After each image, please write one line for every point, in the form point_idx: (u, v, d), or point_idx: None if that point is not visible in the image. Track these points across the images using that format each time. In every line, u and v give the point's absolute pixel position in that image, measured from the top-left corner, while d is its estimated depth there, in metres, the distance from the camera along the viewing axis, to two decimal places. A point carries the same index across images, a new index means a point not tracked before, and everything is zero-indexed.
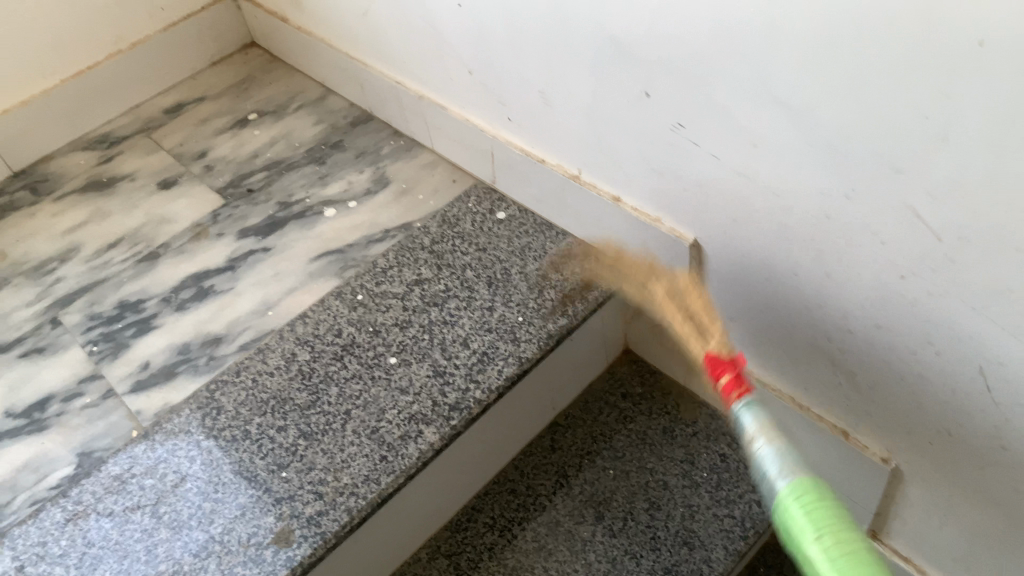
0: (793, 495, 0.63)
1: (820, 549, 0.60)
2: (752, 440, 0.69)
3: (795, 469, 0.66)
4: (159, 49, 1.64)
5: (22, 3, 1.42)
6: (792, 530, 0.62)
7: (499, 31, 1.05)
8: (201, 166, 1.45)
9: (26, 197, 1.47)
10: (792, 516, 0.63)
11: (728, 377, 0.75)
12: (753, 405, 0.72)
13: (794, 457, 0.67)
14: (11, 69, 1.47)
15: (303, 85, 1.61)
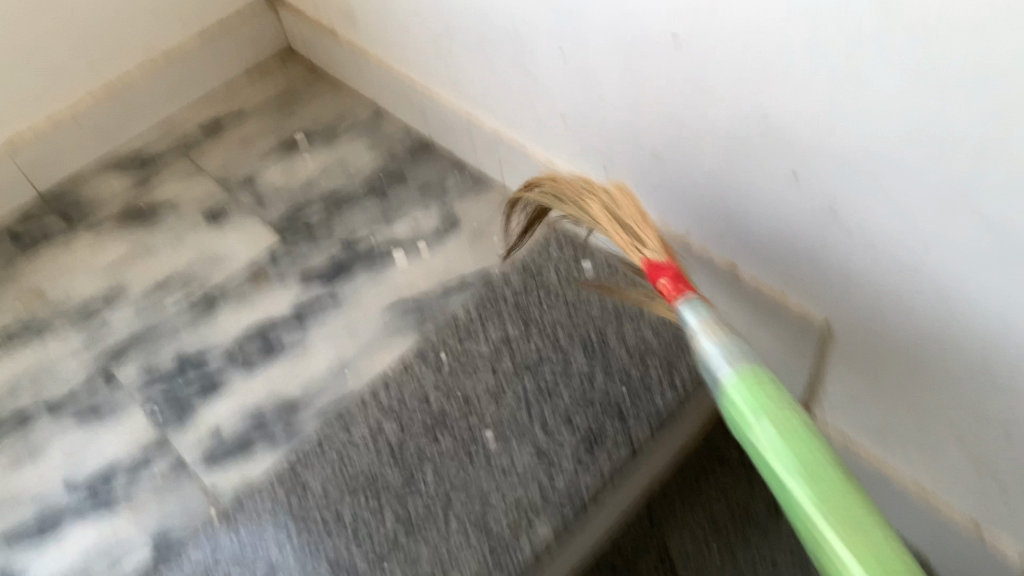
0: (741, 384, 0.61)
1: (765, 436, 0.59)
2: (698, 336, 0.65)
3: (742, 359, 0.62)
4: (193, 59, 1.53)
5: (51, 13, 1.31)
6: (736, 413, 0.61)
7: (607, 82, 0.95)
8: (251, 197, 1.36)
9: (58, 225, 1.36)
10: (733, 399, 0.62)
11: (670, 279, 0.70)
12: (698, 302, 0.67)
13: (744, 351, 0.63)
14: (38, 83, 1.36)
15: (351, 103, 1.52)
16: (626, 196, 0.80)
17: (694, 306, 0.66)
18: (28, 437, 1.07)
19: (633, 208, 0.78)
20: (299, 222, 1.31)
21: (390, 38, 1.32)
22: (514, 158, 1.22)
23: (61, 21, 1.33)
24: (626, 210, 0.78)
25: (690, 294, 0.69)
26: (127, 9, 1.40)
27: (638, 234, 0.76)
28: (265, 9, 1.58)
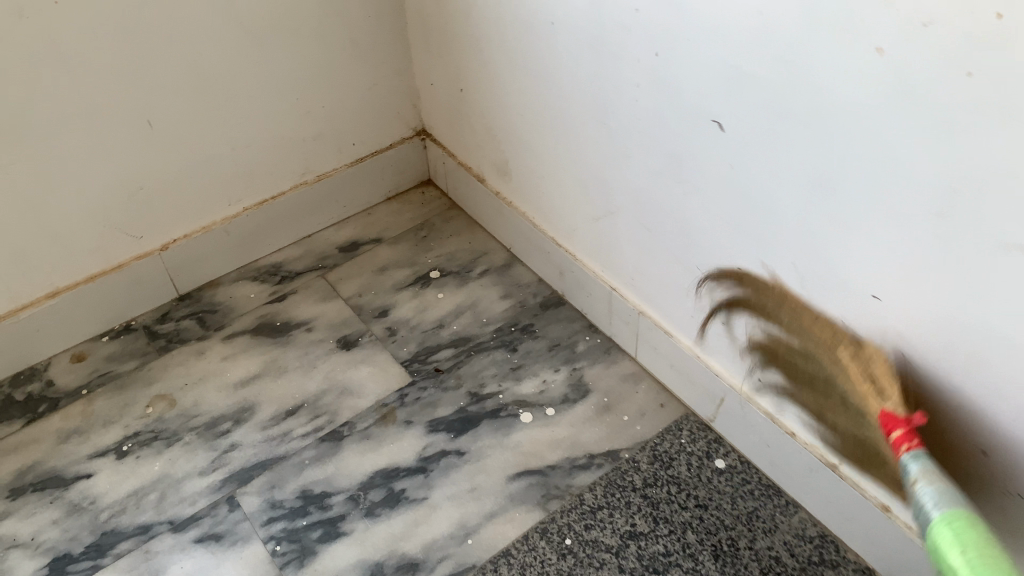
0: (946, 520, 0.71)
1: (964, 561, 0.67)
2: (915, 482, 0.76)
3: (955, 505, 0.72)
4: (342, 182, 1.56)
5: (228, 135, 1.34)
6: (939, 546, 0.70)
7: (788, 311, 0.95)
8: (383, 329, 1.39)
9: (193, 328, 1.38)
10: (943, 545, 0.69)
11: (901, 430, 0.79)
12: (922, 458, 0.77)
13: (956, 499, 0.73)
14: (200, 195, 1.37)
15: (485, 245, 1.55)
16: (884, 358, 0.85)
17: (920, 459, 0.77)
18: (149, 558, 1.07)
19: (889, 368, 0.84)
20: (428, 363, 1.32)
21: (546, 201, 1.36)
22: (656, 341, 1.22)
23: (236, 142, 1.36)
24: (880, 371, 0.84)
25: (918, 448, 0.78)
26: (294, 135, 1.43)
27: (882, 389, 0.83)
28: (416, 143, 1.64)
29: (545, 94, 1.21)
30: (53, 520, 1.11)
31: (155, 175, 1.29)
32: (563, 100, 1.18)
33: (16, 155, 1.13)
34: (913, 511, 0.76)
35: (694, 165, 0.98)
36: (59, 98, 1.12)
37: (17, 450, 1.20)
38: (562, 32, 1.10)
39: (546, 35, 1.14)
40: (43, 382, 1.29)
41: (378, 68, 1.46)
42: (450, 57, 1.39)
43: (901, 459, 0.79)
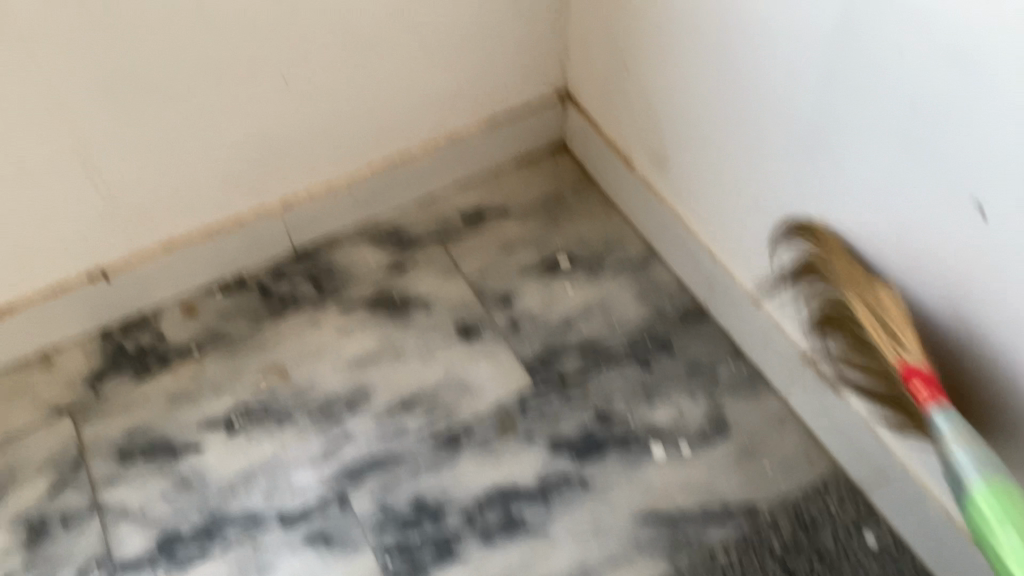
0: (988, 493, 0.72)
1: (1012, 543, 0.68)
2: (950, 443, 0.76)
3: (994, 472, 0.73)
4: (472, 146, 1.42)
5: (361, 93, 1.22)
6: (982, 519, 0.71)
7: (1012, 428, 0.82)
8: (507, 320, 1.29)
9: (308, 293, 1.30)
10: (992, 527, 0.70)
11: (922, 384, 0.79)
12: (953, 415, 0.77)
13: (994, 464, 0.74)
14: (324, 151, 1.26)
15: (620, 231, 1.40)
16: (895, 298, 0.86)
17: (950, 417, 0.77)
18: (258, 552, 1.04)
19: (902, 314, 0.84)
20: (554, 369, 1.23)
21: (704, 206, 1.21)
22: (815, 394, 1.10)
23: (370, 100, 1.24)
24: (890, 312, 0.84)
25: (944, 401, 0.78)
26: (428, 93, 1.29)
27: (899, 336, 0.82)
28: (556, 106, 1.45)
29: (734, 99, 1.03)
30: (163, 494, 1.08)
31: (281, 127, 1.19)
32: (758, 115, 1.00)
33: (146, 106, 1.05)
34: (943, 467, 0.78)
35: (927, 240, 0.82)
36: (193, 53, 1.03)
37: (126, 409, 1.16)
38: (776, 44, 0.91)
39: (754, 42, 0.94)
40: (153, 334, 1.24)
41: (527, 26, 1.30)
42: (614, 28, 1.22)
43: (926, 413, 0.78)
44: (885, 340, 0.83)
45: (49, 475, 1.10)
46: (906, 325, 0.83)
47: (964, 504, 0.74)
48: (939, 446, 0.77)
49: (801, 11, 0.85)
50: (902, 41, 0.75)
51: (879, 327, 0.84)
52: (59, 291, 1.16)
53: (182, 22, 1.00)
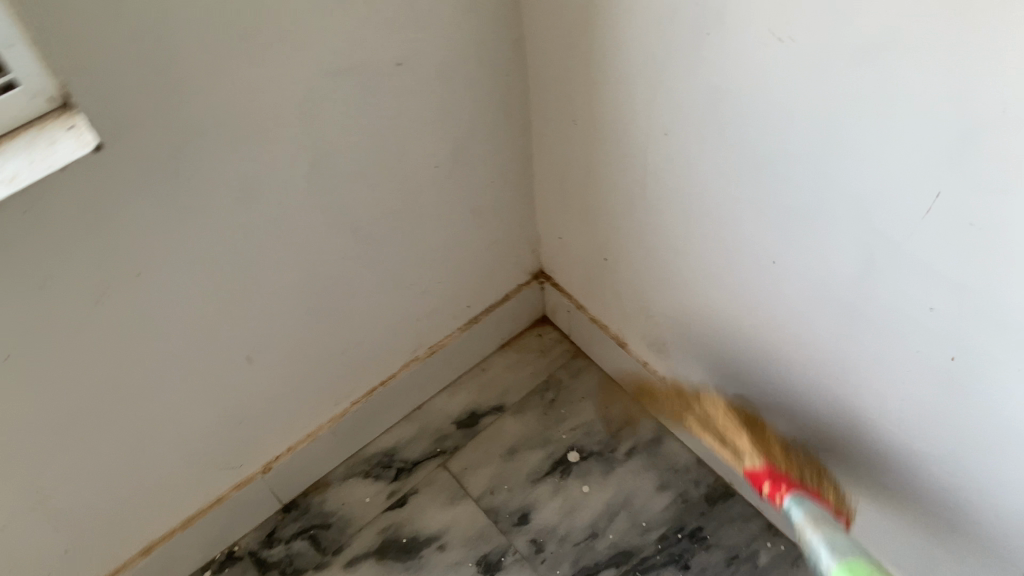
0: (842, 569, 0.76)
1: None
2: (800, 532, 0.83)
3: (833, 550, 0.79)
4: (455, 350, 1.31)
5: (333, 342, 1.11)
6: None
7: None
8: (528, 542, 1.17)
9: (307, 554, 1.20)
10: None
11: (769, 483, 0.90)
12: (795, 500, 0.86)
13: (842, 544, 0.80)
14: (304, 406, 1.14)
15: (625, 410, 1.30)
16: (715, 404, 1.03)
17: (801, 504, 0.86)
18: None
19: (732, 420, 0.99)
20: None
21: (717, 398, 1.10)
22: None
23: (344, 344, 1.12)
24: (721, 422, 1.00)
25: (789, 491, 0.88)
26: (404, 317, 1.18)
27: (736, 449, 0.97)
28: (532, 289, 1.37)
29: (738, 319, 0.94)
30: None
31: (253, 403, 1.06)
32: (771, 337, 0.91)
33: (112, 433, 0.93)
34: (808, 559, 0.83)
35: (989, 472, 0.74)
36: (143, 366, 0.90)
37: None
38: (782, 284, 0.83)
39: (756, 276, 0.86)
40: None
41: (495, 222, 1.19)
42: (588, 220, 1.12)
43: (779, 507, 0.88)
44: (729, 454, 0.99)
45: None
46: (738, 431, 0.97)
47: None
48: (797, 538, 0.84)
49: (805, 254, 0.77)
50: (933, 304, 0.67)
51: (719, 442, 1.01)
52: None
53: (129, 342, 0.87)
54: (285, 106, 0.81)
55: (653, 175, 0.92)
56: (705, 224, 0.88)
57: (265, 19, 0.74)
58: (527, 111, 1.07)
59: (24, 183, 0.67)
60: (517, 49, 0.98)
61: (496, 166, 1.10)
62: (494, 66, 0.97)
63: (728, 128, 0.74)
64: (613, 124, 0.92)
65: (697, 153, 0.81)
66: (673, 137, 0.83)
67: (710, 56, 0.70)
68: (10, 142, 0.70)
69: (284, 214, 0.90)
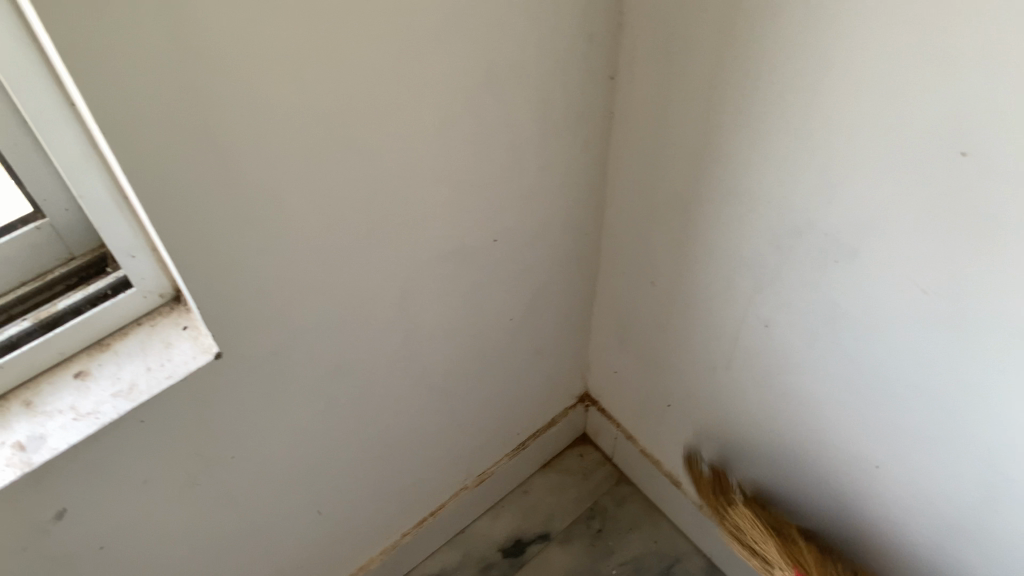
0: None
1: None
2: None
3: None
4: (500, 477, 1.26)
5: (388, 487, 1.04)
6: None
7: None
8: None
9: None
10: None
11: None
12: None
13: None
14: (352, 548, 1.09)
15: (675, 545, 1.25)
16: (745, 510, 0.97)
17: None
18: None
19: (755, 524, 0.94)
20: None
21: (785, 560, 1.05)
22: None
23: (399, 488, 1.06)
24: (752, 534, 0.95)
25: None
26: (458, 454, 1.12)
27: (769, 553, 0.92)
28: (577, 411, 1.32)
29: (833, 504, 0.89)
30: None
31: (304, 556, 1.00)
32: (869, 530, 0.87)
33: None
34: None
35: None
36: (219, 546, 0.85)
37: None
38: (888, 490, 0.81)
39: (852, 474, 0.84)
40: None
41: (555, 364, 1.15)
42: (656, 373, 1.07)
43: None
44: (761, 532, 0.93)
45: None
46: (757, 526, 0.94)
47: None
48: None
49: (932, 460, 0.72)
50: None
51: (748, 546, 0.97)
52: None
53: (209, 526, 0.81)
54: (381, 293, 0.76)
55: (742, 360, 0.89)
56: (801, 417, 0.86)
57: (366, 212, 0.67)
58: (600, 264, 1.03)
59: (143, 397, 0.64)
60: (598, 212, 0.94)
61: (564, 315, 1.06)
62: (574, 230, 0.93)
63: (840, 343, 0.74)
64: (702, 306, 0.89)
65: (813, 344, 0.77)
66: (771, 334, 0.82)
67: (831, 280, 0.69)
68: (122, 343, 0.67)
69: (365, 389, 0.85)
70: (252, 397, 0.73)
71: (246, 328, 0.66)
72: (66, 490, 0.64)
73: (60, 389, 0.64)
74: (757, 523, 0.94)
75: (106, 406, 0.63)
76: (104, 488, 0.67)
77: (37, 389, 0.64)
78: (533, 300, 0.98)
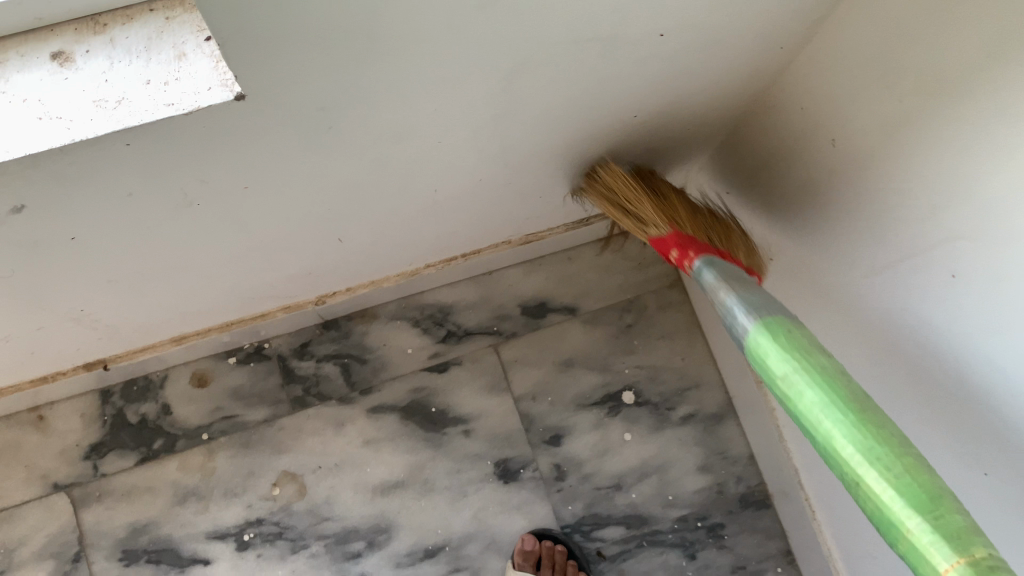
0: (764, 332, 0.68)
1: (802, 373, 0.62)
2: (725, 300, 0.74)
3: (744, 292, 0.74)
4: (549, 242, 1.13)
5: (425, 232, 0.94)
6: (768, 365, 0.66)
7: None
8: (552, 466, 1.17)
9: (335, 380, 1.21)
10: (768, 352, 0.66)
11: (679, 250, 0.83)
12: (709, 261, 0.80)
13: (756, 304, 0.71)
14: (369, 269, 1.04)
15: (700, 371, 1.21)
16: (616, 173, 0.86)
17: (710, 265, 0.79)
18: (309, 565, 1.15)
19: (625, 185, 0.85)
20: (536, 547, 1.12)
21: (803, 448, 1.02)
22: None
23: (437, 232, 0.95)
24: (617, 187, 0.86)
25: (700, 253, 0.81)
26: (510, 219, 0.99)
27: (641, 216, 0.87)
28: None
29: None
30: None
31: (321, 263, 0.94)
32: None
33: (176, 278, 0.85)
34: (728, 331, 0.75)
35: None
36: (217, 248, 0.78)
37: (137, 497, 1.16)
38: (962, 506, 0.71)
39: None
40: (158, 405, 1.20)
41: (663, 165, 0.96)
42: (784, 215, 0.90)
43: (690, 271, 0.82)
44: (629, 220, 0.89)
45: (49, 563, 1.13)
46: (634, 192, 0.86)
47: (749, 357, 0.70)
48: (721, 304, 0.76)
49: None
50: None
51: (613, 208, 0.88)
52: (47, 377, 1.11)
53: (208, 234, 0.73)
54: (483, 87, 0.61)
55: (864, 291, 0.78)
56: (902, 385, 0.75)
57: None
58: (756, 109, 0.85)
59: (133, 123, 0.47)
60: (801, 40, 0.70)
61: (693, 130, 0.88)
62: (751, 66, 0.73)
63: (1000, 378, 0.61)
64: (859, 223, 0.75)
65: (1000, 343, 0.60)
66: (928, 304, 0.68)
67: None
68: (122, 29, 0.48)
69: (426, 152, 0.70)
70: (285, 143, 0.59)
71: (282, 83, 0.52)
72: (30, 193, 0.54)
73: (29, 67, 0.47)
74: (637, 192, 0.86)
75: (81, 115, 0.47)
76: (94, 189, 0.57)
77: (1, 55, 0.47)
78: (665, 112, 0.79)
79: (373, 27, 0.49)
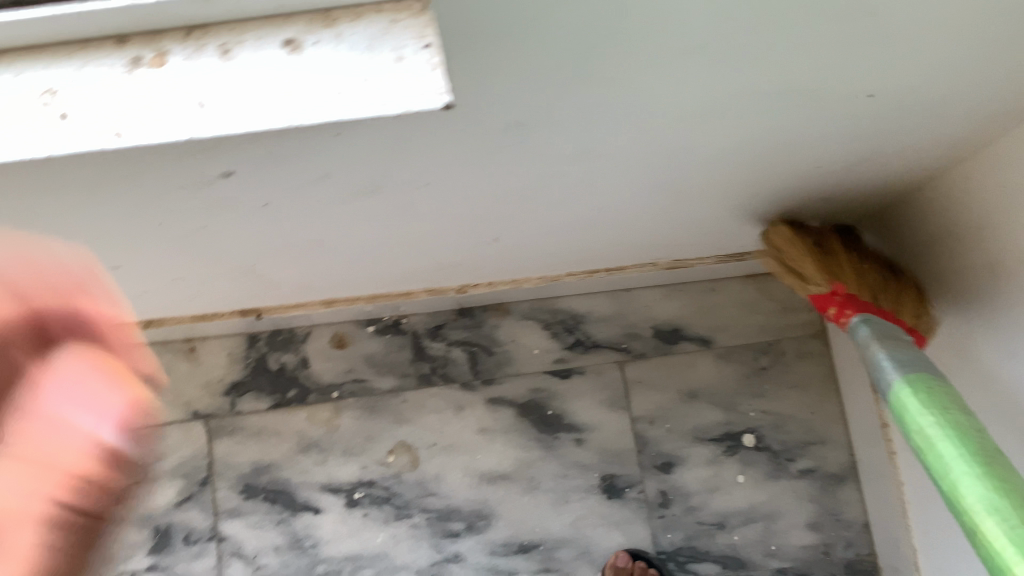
0: (908, 387, 0.77)
1: (939, 426, 0.72)
2: (872, 351, 0.83)
3: (892, 347, 0.82)
4: (694, 271, 1.13)
5: (577, 242, 0.96)
6: (907, 414, 0.76)
7: None
8: (657, 492, 1.19)
9: (461, 365, 1.25)
10: (910, 404, 0.76)
11: (837, 307, 0.88)
12: (867, 319, 0.85)
13: (906, 363, 0.80)
14: (518, 269, 1.07)
15: (827, 428, 1.20)
16: (786, 231, 0.89)
17: (868, 324, 0.85)
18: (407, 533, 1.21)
19: (793, 244, 0.89)
20: (627, 565, 1.13)
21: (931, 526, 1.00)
22: None
23: (587, 245, 0.97)
24: (787, 246, 0.89)
25: (858, 311, 0.86)
26: (664, 245, 0.99)
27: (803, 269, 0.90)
28: None
29: None
30: (276, 545, 1.22)
31: (475, 256, 0.98)
32: None
33: (339, 250, 0.90)
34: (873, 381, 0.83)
35: None
36: (383, 230, 0.82)
37: (263, 439, 1.25)
38: None
39: None
40: (297, 357, 1.28)
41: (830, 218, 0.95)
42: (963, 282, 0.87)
43: (848, 325, 0.88)
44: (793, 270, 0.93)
45: (179, 482, 1.24)
46: (800, 250, 0.89)
47: (890, 405, 0.79)
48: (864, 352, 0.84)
49: None
50: None
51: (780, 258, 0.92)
52: (207, 316, 1.21)
53: (380, 217, 0.78)
54: (673, 122, 0.61)
55: None
56: None
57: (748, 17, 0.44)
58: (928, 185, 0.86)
59: (342, 116, 0.45)
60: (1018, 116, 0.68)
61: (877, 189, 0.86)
62: (945, 139, 0.72)
63: None
64: (1018, 319, 0.79)
65: None
66: None
67: None
68: (350, 26, 0.46)
69: (595, 174, 0.72)
70: (468, 151, 0.62)
71: (482, 101, 0.54)
72: (235, 162, 0.59)
73: (261, 49, 0.46)
74: (804, 252, 0.88)
75: (293, 105, 0.46)
76: (290, 166, 0.62)
77: (241, 35, 0.47)
78: (850, 169, 0.78)
79: (583, 59, 0.51)
